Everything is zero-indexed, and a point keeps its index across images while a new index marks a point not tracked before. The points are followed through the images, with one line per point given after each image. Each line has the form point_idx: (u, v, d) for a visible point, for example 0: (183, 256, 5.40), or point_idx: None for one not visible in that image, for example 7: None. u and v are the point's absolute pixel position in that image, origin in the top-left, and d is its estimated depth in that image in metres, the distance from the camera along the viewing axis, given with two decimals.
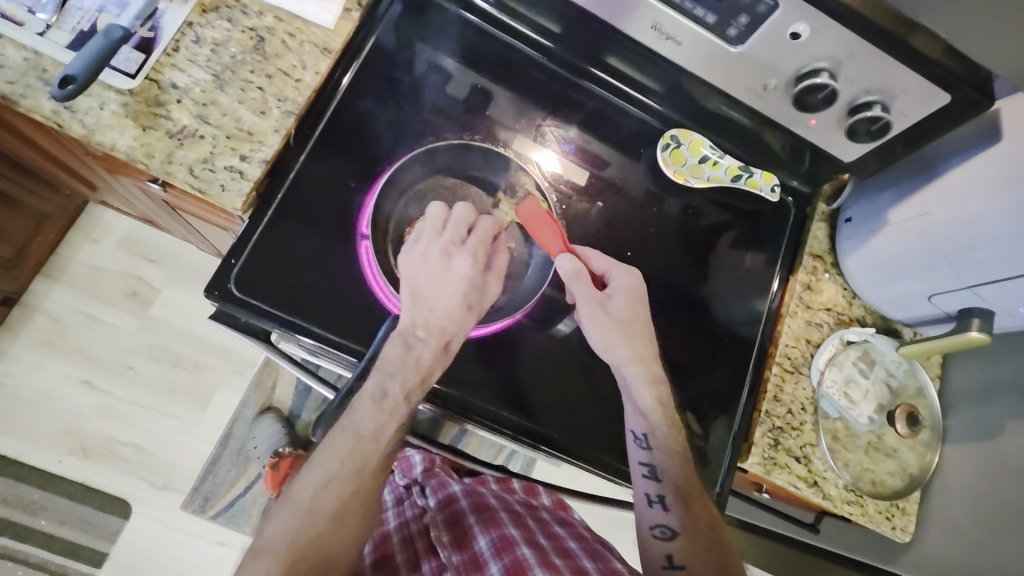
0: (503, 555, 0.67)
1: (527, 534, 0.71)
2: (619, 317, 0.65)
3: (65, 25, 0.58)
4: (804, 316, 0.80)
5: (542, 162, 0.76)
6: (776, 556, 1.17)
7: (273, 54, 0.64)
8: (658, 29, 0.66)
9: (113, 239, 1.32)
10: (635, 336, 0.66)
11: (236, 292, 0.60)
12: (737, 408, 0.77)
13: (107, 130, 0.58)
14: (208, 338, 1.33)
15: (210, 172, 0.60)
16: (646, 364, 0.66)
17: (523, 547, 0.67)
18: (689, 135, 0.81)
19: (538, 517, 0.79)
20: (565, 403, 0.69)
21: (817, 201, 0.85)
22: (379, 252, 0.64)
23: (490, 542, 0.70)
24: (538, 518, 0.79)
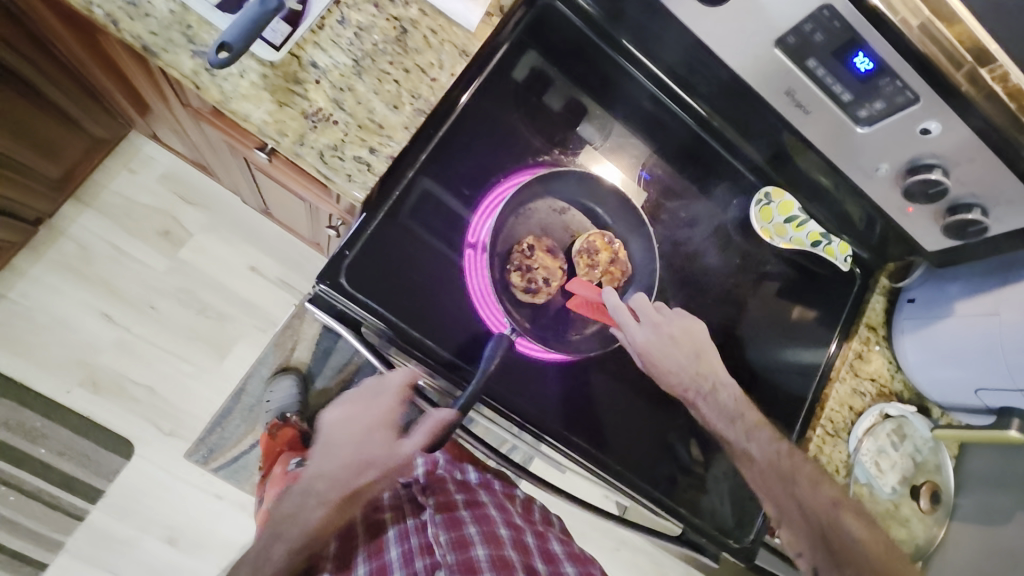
0: (500, 573, 0.72)
1: (525, 560, 0.76)
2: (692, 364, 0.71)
3: None
4: (851, 382, 0.85)
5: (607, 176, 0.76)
6: None
7: (413, 47, 0.62)
8: (790, 94, 0.67)
9: (153, 173, 1.28)
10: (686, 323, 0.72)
11: (345, 285, 0.61)
12: None
13: (243, 100, 0.56)
14: (235, 291, 1.31)
15: (338, 160, 0.59)
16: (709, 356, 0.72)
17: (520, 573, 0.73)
18: (782, 195, 0.83)
19: (535, 534, 0.83)
20: (619, 435, 0.73)
21: (879, 275, 0.89)
22: (489, 261, 0.65)
23: (489, 556, 0.74)
24: (535, 536, 0.82)
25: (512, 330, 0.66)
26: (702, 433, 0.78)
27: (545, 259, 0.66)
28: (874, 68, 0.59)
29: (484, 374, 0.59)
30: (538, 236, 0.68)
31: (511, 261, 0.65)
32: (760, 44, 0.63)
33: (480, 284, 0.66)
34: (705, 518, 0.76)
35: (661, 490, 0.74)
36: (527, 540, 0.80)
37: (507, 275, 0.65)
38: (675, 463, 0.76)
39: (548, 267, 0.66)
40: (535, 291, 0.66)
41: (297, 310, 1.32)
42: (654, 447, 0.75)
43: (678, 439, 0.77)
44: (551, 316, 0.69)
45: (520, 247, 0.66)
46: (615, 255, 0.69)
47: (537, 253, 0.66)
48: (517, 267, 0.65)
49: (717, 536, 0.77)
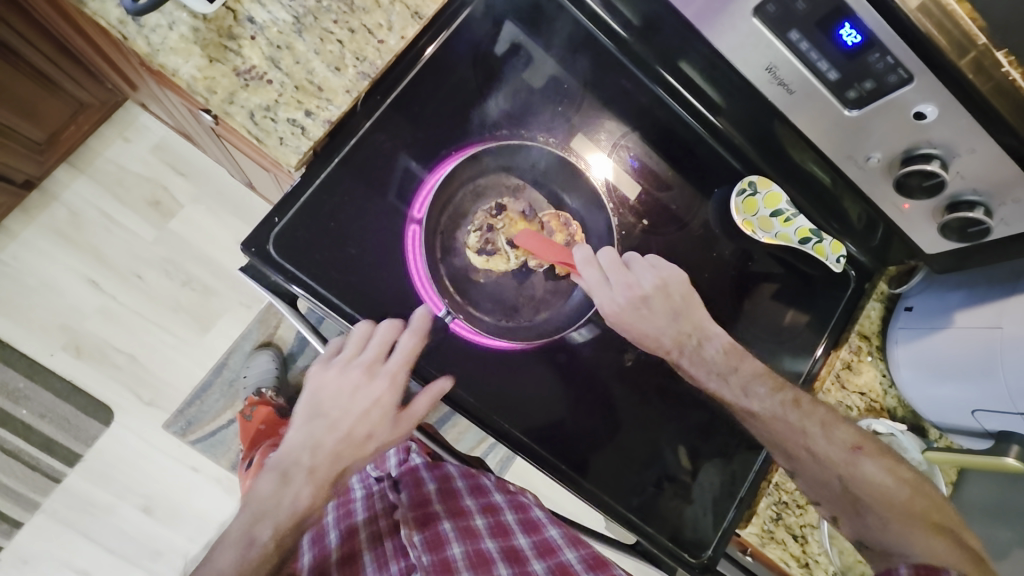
0: (477, 570, 0.70)
1: (502, 549, 0.74)
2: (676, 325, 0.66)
3: None
4: (836, 394, 0.78)
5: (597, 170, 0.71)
6: None
7: (360, 7, 0.59)
8: (772, 72, 0.61)
9: (146, 142, 1.28)
10: (667, 270, 0.67)
11: (273, 254, 0.58)
12: (752, 462, 0.75)
13: (171, 53, 0.53)
14: (221, 264, 1.30)
15: (269, 122, 0.56)
16: (692, 308, 0.67)
17: (497, 567, 0.71)
18: (768, 184, 0.76)
19: (516, 504, 0.80)
20: (578, 435, 0.68)
21: (877, 280, 0.82)
22: (428, 239, 0.61)
23: (464, 554, 0.71)
24: (516, 507, 0.80)
25: (446, 313, 0.62)
26: (693, 439, 0.73)
27: (510, 222, 0.64)
28: (862, 41, 0.53)
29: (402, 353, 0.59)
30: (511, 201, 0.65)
31: (473, 221, 0.64)
32: (737, 13, 0.58)
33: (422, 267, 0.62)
34: (683, 534, 0.72)
35: (646, 496, 0.70)
36: (507, 519, 0.78)
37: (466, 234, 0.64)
38: (661, 469, 0.71)
39: (512, 236, 0.64)
40: (491, 254, 0.63)
41: None
42: (629, 451, 0.70)
43: (668, 447, 0.71)
44: (497, 301, 0.64)
45: (487, 208, 0.64)
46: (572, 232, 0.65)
47: (503, 216, 0.64)
48: (478, 226, 0.64)
49: (674, 550, 0.71)
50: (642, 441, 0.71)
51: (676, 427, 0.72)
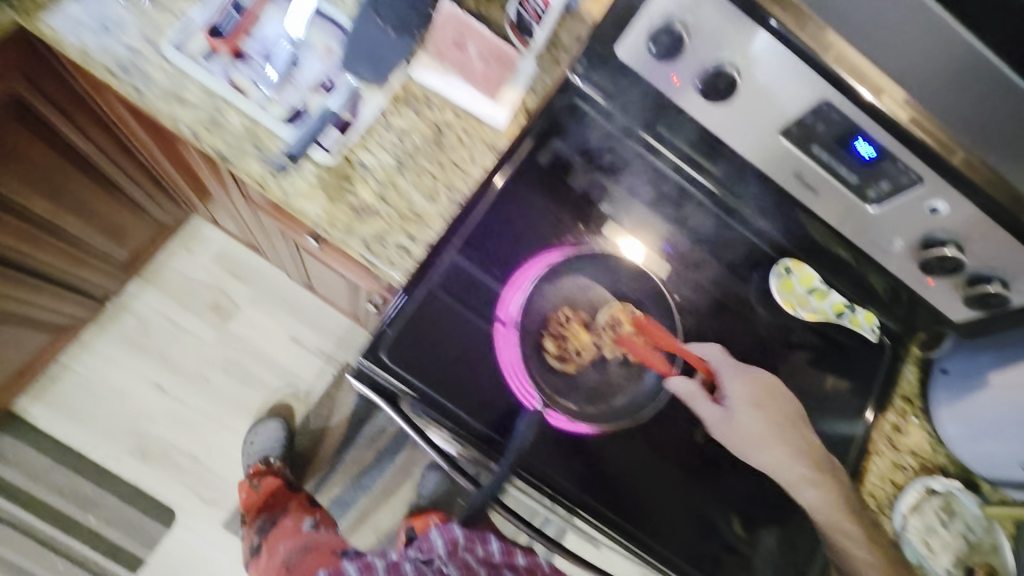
0: None
1: None
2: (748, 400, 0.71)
3: (283, 101, 0.64)
4: (889, 455, 0.83)
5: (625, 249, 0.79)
6: None
7: (448, 146, 0.70)
8: (800, 177, 0.71)
9: (208, 253, 1.39)
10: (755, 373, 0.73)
11: (385, 359, 0.66)
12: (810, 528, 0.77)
13: (301, 198, 0.64)
14: (277, 361, 1.38)
15: (381, 247, 0.66)
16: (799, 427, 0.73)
17: None
18: (800, 266, 0.84)
19: None
20: (644, 507, 0.72)
21: (911, 345, 0.86)
22: (518, 336, 0.69)
23: None
24: None
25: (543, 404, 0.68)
26: (749, 508, 0.76)
27: (579, 332, 0.71)
28: (876, 153, 0.63)
29: (518, 446, 0.64)
30: (577, 309, 0.72)
31: (548, 329, 0.70)
32: (766, 133, 0.69)
33: (512, 360, 0.69)
34: None
35: (704, 569, 0.72)
36: None
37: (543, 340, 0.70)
38: (719, 541, 0.74)
39: (579, 342, 0.70)
40: (566, 360, 0.70)
41: (336, 378, 1.39)
42: (690, 519, 0.73)
43: (722, 517, 0.74)
44: (578, 388, 0.71)
45: (559, 319, 0.71)
46: (638, 323, 0.72)
47: (572, 324, 0.71)
48: (553, 335, 0.70)
49: None
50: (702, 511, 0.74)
51: (740, 498, 0.75)
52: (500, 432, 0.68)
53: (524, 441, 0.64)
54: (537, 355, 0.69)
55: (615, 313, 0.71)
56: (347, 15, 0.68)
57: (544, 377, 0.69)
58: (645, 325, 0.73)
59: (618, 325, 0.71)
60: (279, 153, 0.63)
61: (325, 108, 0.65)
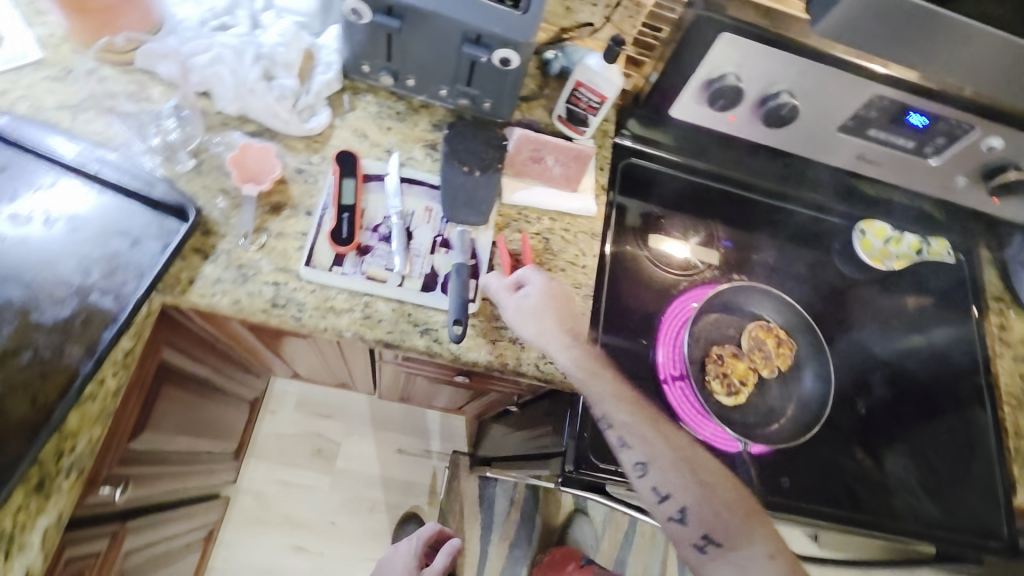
0: None
1: None
2: (651, 421, 0.65)
3: (415, 272, 0.69)
4: (1008, 354, 0.90)
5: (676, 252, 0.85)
6: None
7: (559, 250, 0.76)
8: (861, 156, 0.79)
9: (289, 406, 1.42)
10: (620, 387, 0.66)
11: (593, 461, 0.70)
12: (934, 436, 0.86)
13: (468, 350, 0.68)
14: (393, 478, 1.43)
15: (551, 364, 0.70)
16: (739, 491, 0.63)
17: None
18: (872, 223, 0.92)
19: None
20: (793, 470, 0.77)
21: (980, 248, 0.95)
22: (694, 390, 0.74)
23: None
24: None
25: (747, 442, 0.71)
26: (867, 437, 0.84)
27: (735, 362, 0.77)
28: (929, 119, 0.71)
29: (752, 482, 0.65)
30: (720, 344, 0.78)
31: (709, 372, 0.76)
32: (823, 132, 0.76)
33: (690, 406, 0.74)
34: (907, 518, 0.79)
35: (848, 505, 0.77)
36: None
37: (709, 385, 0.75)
38: (848, 473, 0.80)
39: (737, 372, 0.76)
40: (735, 393, 0.76)
41: (453, 472, 1.43)
42: (830, 465, 0.79)
43: (849, 452, 0.81)
44: (756, 414, 0.76)
45: (712, 359, 0.76)
46: (778, 337, 0.79)
47: (726, 358, 0.77)
48: (716, 376, 0.76)
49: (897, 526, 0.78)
50: (842, 457, 0.81)
51: (890, 431, 0.85)
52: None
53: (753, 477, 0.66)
54: (713, 397, 0.75)
55: (754, 331, 0.78)
56: (432, 171, 0.75)
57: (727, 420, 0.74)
58: (784, 336, 0.80)
59: (756, 340, 0.78)
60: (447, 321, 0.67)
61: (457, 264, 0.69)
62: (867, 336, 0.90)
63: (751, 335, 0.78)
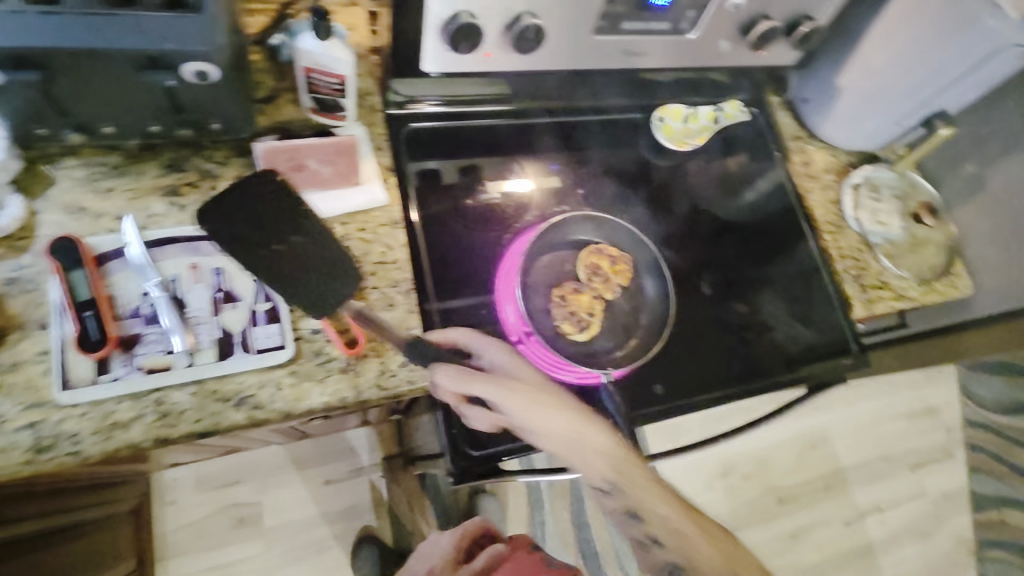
0: None
1: None
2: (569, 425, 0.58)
3: (203, 342, 0.60)
4: (817, 187, 0.96)
5: (518, 188, 0.84)
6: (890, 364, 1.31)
7: (362, 254, 0.69)
8: (626, 50, 0.76)
9: (189, 491, 1.30)
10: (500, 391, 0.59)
11: (473, 452, 0.69)
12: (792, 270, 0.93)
13: (299, 400, 0.61)
14: (329, 510, 1.36)
15: (394, 376, 0.65)
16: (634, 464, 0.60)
17: None
18: (666, 110, 0.92)
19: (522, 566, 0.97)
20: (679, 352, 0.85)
21: (769, 96, 0.99)
22: (542, 344, 0.72)
23: None
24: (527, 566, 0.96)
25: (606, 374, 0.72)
26: (735, 292, 0.92)
27: (578, 298, 0.76)
28: None
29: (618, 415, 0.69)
30: (560, 284, 0.77)
31: (556, 317, 0.75)
32: (582, 40, 0.72)
33: (543, 355, 0.72)
34: (786, 347, 0.90)
35: (736, 357, 0.87)
36: None
37: (560, 328, 0.75)
38: (732, 328, 0.89)
39: (584, 306, 0.76)
40: (587, 326, 0.76)
41: (387, 479, 1.39)
42: (708, 330, 0.88)
43: (722, 309, 0.90)
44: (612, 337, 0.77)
45: (555, 302, 0.76)
46: (612, 255, 0.78)
47: (568, 298, 0.76)
48: (564, 318, 0.75)
49: (779, 361, 0.88)
50: (717, 323, 0.89)
51: (754, 277, 0.93)
52: (583, 421, 0.74)
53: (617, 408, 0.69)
54: (565, 338, 0.75)
55: (586, 261, 0.77)
56: (182, 221, 0.64)
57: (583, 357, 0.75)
58: (617, 251, 0.79)
59: (591, 269, 0.77)
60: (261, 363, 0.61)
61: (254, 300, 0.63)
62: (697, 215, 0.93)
63: (585, 265, 0.77)
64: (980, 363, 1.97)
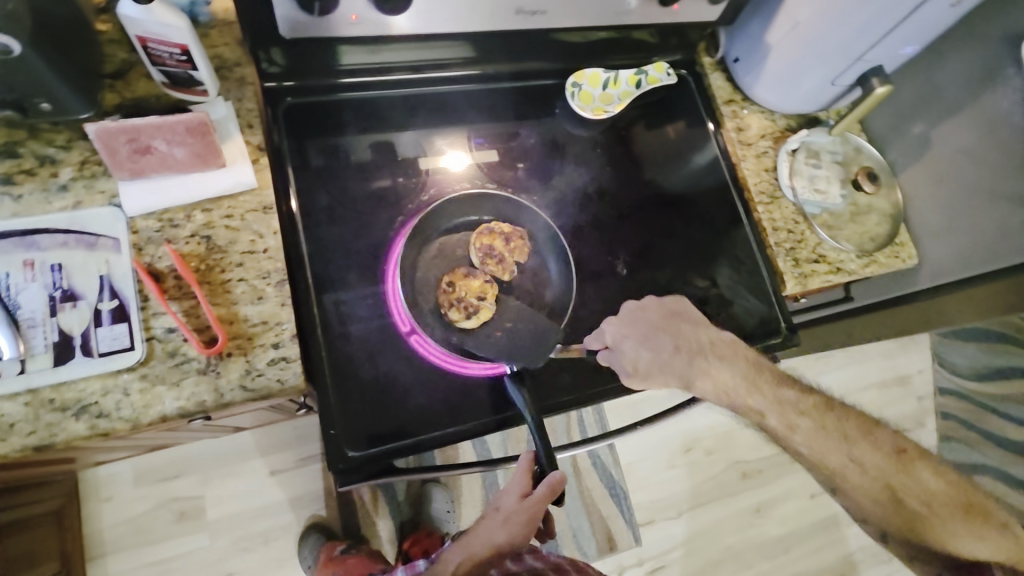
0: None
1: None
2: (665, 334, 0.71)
3: (37, 348, 0.55)
4: (751, 155, 0.89)
5: (457, 163, 0.79)
6: (842, 337, 1.27)
7: (227, 243, 0.63)
8: (521, 9, 0.69)
9: (126, 487, 1.27)
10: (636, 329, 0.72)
11: (356, 455, 0.65)
12: (749, 240, 0.87)
13: (150, 406, 0.57)
14: (273, 502, 1.33)
15: (260, 376, 0.60)
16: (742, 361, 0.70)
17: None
18: (584, 74, 0.85)
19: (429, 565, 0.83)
20: None
21: (700, 58, 0.92)
22: (433, 339, 0.70)
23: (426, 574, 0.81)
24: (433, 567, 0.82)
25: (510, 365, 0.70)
26: (695, 264, 0.86)
27: (466, 284, 0.72)
28: None
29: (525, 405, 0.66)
30: (453, 270, 0.73)
31: (443, 304, 0.71)
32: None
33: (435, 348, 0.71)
34: (747, 320, 0.85)
35: None
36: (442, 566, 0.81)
37: (447, 317, 0.71)
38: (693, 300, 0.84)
39: (474, 292, 0.71)
40: (478, 313, 0.71)
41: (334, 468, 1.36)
42: (664, 307, 0.83)
43: (684, 282, 0.85)
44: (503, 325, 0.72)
45: (442, 289, 0.72)
46: (504, 234, 0.75)
47: (456, 283, 0.72)
48: (450, 305, 0.71)
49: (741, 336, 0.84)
50: (672, 296, 0.84)
51: (711, 246, 0.87)
52: (502, 410, 0.70)
53: (523, 398, 0.66)
54: (456, 327, 0.71)
55: (479, 241, 0.74)
56: (13, 215, 0.58)
57: (482, 346, 0.70)
58: (510, 229, 0.76)
59: (483, 251, 0.73)
60: (105, 366, 0.56)
61: (96, 297, 0.57)
62: (621, 188, 0.87)
63: (478, 246, 0.74)
64: (953, 330, 1.93)
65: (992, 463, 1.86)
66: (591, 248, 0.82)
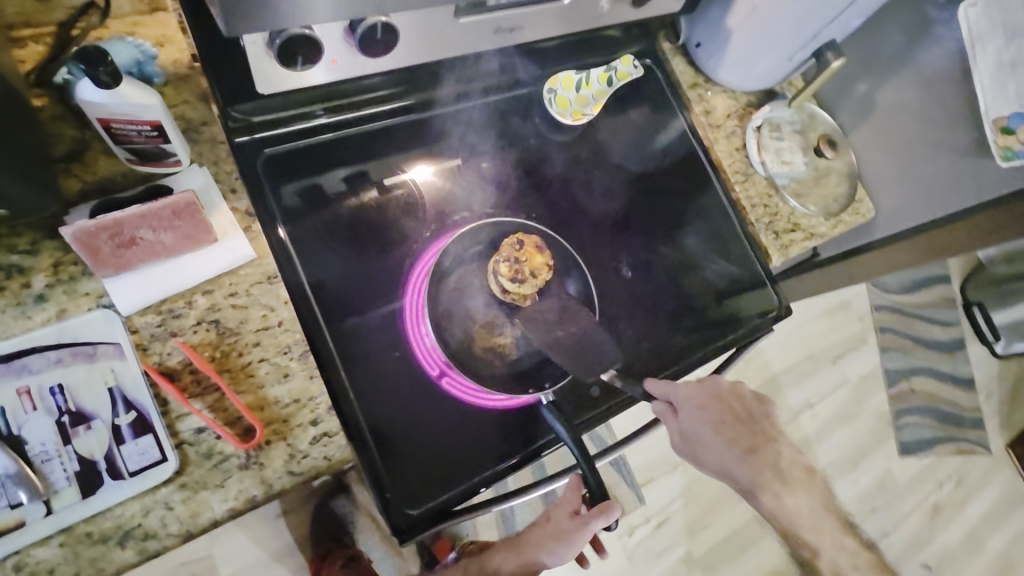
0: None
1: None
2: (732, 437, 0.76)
3: (58, 482, 0.50)
4: (721, 137, 0.92)
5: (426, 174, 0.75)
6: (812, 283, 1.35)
7: (238, 323, 0.59)
8: (497, 28, 0.66)
9: None
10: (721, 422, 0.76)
11: (415, 513, 0.65)
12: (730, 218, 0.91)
13: (197, 515, 0.53)
14: (288, 543, 1.29)
15: (306, 458, 0.57)
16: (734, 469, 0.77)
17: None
18: (556, 79, 0.84)
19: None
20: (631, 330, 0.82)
21: (661, 45, 0.92)
22: (466, 377, 0.69)
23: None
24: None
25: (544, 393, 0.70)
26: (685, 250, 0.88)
27: (532, 255, 0.72)
28: None
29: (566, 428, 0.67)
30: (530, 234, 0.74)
31: (502, 251, 0.72)
32: (442, 25, 0.62)
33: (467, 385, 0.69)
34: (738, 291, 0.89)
35: (682, 318, 0.85)
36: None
37: (497, 264, 0.71)
38: (684, 283, 0.87)
39: (527, 267, 0.72)
40: (518, 283, 0.71)
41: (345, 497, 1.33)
42: (659, 299, 0.85)
43: (677, 270, 0.87)
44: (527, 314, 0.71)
45: (511, 242, 0.73)
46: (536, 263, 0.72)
47: (523, 249, 0.72)
48: (507, 258, 0.71)
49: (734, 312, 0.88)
50: (667, 284, 0.86)
51: (695, 230, 0.90)
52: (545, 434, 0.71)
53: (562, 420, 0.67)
54: (496, 275, 0.71)
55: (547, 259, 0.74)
56: None
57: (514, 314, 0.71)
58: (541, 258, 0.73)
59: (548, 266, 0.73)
60: (138, 484, 0.52)
61: (109, 413, 0.52)
62: (608, 188, 0.87)
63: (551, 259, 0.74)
64: None
65: (928, 365, 2.07)
66: (589, 254, 0.83)
